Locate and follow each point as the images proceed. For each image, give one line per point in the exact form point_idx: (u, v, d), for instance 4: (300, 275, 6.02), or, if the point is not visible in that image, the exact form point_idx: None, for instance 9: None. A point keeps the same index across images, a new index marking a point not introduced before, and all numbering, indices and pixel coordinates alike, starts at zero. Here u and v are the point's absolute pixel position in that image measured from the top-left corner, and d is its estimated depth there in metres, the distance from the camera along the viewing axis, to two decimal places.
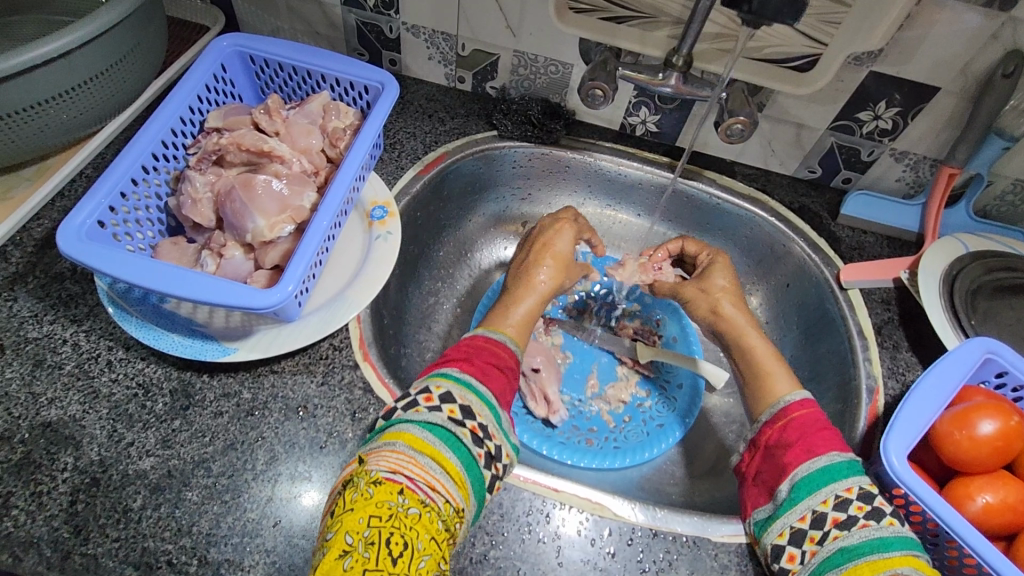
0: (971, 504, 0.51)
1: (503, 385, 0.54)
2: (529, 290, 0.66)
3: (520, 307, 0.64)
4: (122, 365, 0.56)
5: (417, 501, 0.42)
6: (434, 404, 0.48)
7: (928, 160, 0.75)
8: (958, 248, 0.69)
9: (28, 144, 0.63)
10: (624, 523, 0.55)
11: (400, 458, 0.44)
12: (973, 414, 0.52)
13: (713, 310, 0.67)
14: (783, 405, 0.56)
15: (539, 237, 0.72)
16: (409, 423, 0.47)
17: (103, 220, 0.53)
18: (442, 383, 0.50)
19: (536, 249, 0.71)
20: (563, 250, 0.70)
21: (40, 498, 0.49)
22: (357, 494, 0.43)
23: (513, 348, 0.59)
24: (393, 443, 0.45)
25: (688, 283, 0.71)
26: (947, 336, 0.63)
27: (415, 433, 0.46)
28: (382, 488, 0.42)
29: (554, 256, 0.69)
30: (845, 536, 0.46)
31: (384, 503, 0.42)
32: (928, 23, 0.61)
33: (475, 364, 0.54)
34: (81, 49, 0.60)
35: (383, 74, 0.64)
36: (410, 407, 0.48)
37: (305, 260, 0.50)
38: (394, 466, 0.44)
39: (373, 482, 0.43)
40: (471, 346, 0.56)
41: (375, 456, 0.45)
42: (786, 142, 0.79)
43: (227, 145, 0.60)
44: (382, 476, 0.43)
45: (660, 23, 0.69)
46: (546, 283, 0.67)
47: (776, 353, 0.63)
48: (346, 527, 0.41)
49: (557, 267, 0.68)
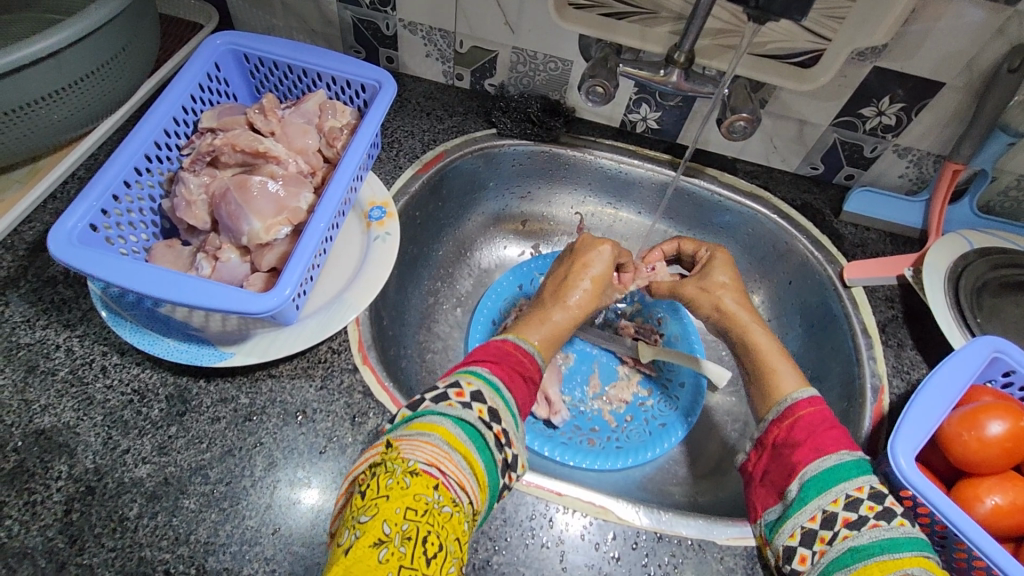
0: (979, 505, 0.51)
1: (525, 397, 0.54)
2: (560, 306, 0.64)
3: (550, 320, 0.63)
4: (117, 371, 0.55)
5: (450, 499, 0.41)
6: (466, 400, 0.48)
7: (932, 156, 0.74)
8: (963, 244, 0.69)
9: (19, 145, 0.62)
10: (629, 527, 0.54)
11: (436, 452, 0.43)
12: (981, 415, 0.51)
13: (715, 308, 0.66)
14: (790, 404, 0.55)
15: (579, 254, 0.69)
16: (442, 416, 0.46)
17: (95, 223, 0.52)
18: (472, 381, 0.50)
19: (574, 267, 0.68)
20: (601, 272, 0.67)
21: (34, 507, 0.48)
22: (391, 480, 0.40)
23: (540, 361, 0.58)
24: (428, 435, 0.44)
25: (688, 283, 0.69)
26: (952, 335, 0.62)
27: (449, 429, 0.45)
28: (419, 479, 0.40)
29: (593, 277, 0.66)
30: (856, 536, 0.46)
31: (421, 496, 0.39)
32: (932, 17, 0.61)
33: (504, 368, 0.53)
34: (71, 48, 0.59)
35: (380, 72, 0.63)
36: (441, 399, 0.48)
37: (302, 263, 0.49)
38: (431, 459, 0.42)
39: (410, 471, 0.41)
40: (500, 350, 0.56)
41: (409, 445, 0.43)
42: (788, 138, 0.78)
43: (221, 146, 0.59)
44: (419, 466, 0.41)
45: (661, 18, 0.68)
46: (579, 302, 0.65)
47: (782, 350, 0.62)
48: (382, 514, 0.38)
49: (594, 289, 0.66)
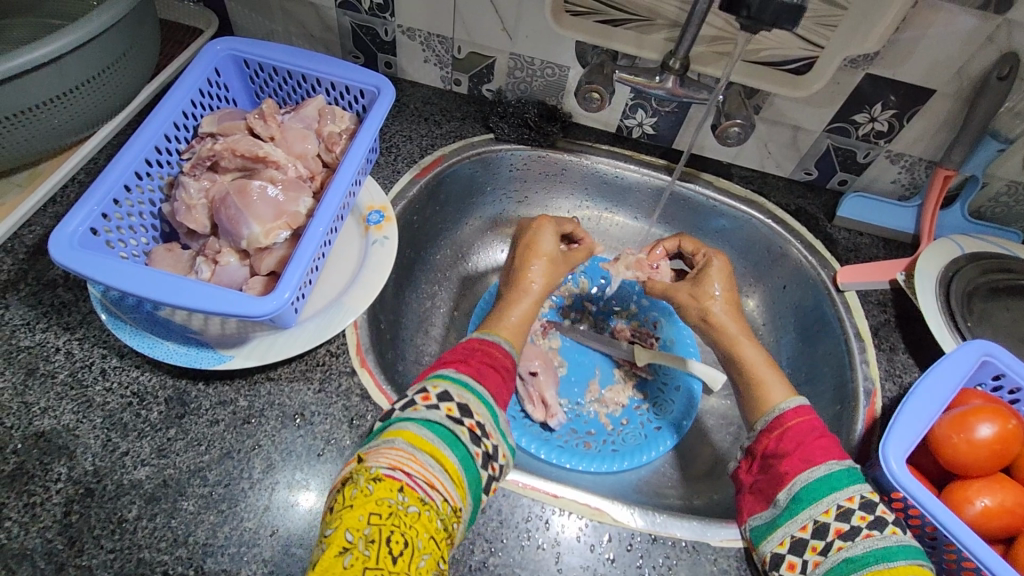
0: (970, 507, 0.51)
1: (500, 387, 0.54)
2: (522, 292, 0.66)
3: (514, 311, 0.64)
4: (116, 373, 0.56)
5: (417, 499, 0.41)
6: (432, 402, 0.48)
7: (923, 162, 0.75)
8: (954, 249, 0.69)
9: (20, 149, 0.62)
10: (624, 529, 0.54)
11: (401, 455, 0.43)
12: (971, 418, 0.52)
13: (703, 318, 0.67)
14: (777, 414, 0.56)
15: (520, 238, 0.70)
16: (408, 421, 0.46)
17: (96, 227, 0.53)
18: (439, 382, 0.50)
19: (522, 250, 0.69)
20: (549, 248, 0.68)
21: (34, 509, 0.49)
22: (356, 490, 0.41)
23: (507, 347, 0.58)
24: (392, 441, 0.44)
25: (680, 288, 0.70)
26: (943, 339, 0.63)
27: (414, 431, 0.45)
28: (382, 485, 0.41)
29: (543, 255, 0.68)
30: (850, 547, 0.46)
31: (385, 500, 0.40)
32: (924, 25, 0.61)
33: (471, 364, 0.53)
34: (72, 53, 0.60)
35: (379, 78, 0.63)
36: (408, 406, 0.48)
37: (302, 267, 0.50)
38: (394, 463, 0.42)
39: (372, 478, 0.41)
40: (466, 348, 0.56)
41: (374, 454, 0.43)
42: (782, 144, 0.79)
43: (221, 151, 0.60)
44: (382, 472, 0.42)
45: (656, 25, 0.69)
46: (538, 283, 0.67)
47: (769, 359, 0.63)
48: (345, 523, 0.39)
49: (548, 266, 0.67)
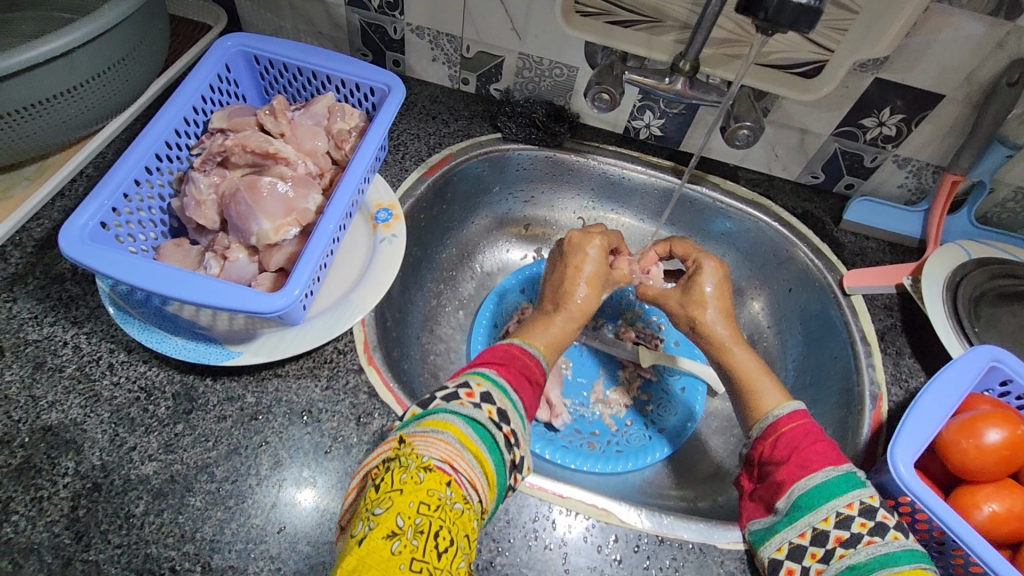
0: (977, 512, 0.52)
1: (531, 400, 0.53)
2: (564, 309, 0.64)
3: (556, 327, 0.63)
4: (124, 368, 0.56)
5: (461, 496, 0.41)
6: (476, 400, 0.47)
7: (931, 167, 0.76)
8: (961, 255, 0.70)
9: (28, 143, 0.62)
10: (631, 530, 0.54)
11: (450, 449, 0.42)
12: (979, 423, 0.52)
13: (692, 325, 0.67)
14: (771, 421, 0.56)
15: (569, 256, 0.67)
16: (454, 415, 0.45)
17: (105, 221, 0.53)
18: (482, 382, 0.49)
19: (567, 270, 0.66)
20: (593, 267, 0.66)
21: (41, 503, 0.49)
22: (405, 475, 0.40)
23: (545, 364, 0.58)
24: (442, 432, 0.43)
25: (671, 296, 0.70)
26: (950, 343, 0.63)
27: (462, 428, 0.44)
28: (433, 475, 0.40)
29: (588, 278, 0.65)
30: (852, 554, 0.46)
31: (434, 492, 0.39)
32: (933, 30, 0.62)
33: (511, 371, 0.53)
34: (83, 48, 0.60)
35: (389, 75, 0.63)
36: (452, 398, 0.47)
37: (312, 264, 0.50)
38: (444, 457, 0.42)
39: (424, 467, 0.41)
40: (506, 353, 0.55)
41: (423, 441, 0.43)
42: (790, 147, 0.79)
43: (232, 146, 0.60)
44: (433, 462, 0.41)
45: (666, 27, 0.69)
46: (583, 303, 0.64)
47: (763, 366, 0.62)
48: (396, 507, 0.38)
49: (596, 288, 0.65)
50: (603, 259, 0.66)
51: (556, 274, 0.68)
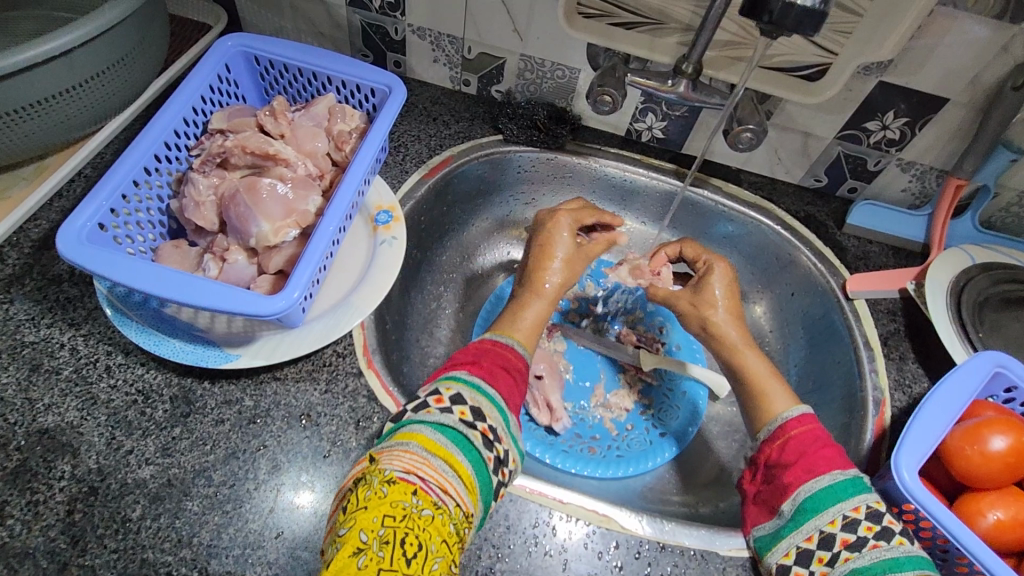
0: (982, 520, 0.51)
1: (511, 389, 0.53)
2: (536, 293, 0.65)
3: (529, 310, 0.63)
4: (121, 370, 0.55)
5: (431, 503, 0.40)
6: (445, 406, 0.47)
7: (934, 171, 0.75)
8: (965, 259, 0.69)
9: (26, 143, 0.62)
10: (632, 536, 0.54)
11: (414, 459, 0.42)
12: (984, 430, 0.51)
13: (703, 327, 0.67)
14: (780, 423, 0.55)
15: (539, 234, 0.70)
16: (421, 423, 0.45)
17: (103, 222, 0.52)
18: (451, 386, 0.49)
19: (537, 252, 0.68)
20: (565, 251, 0.68)
21: (36, 507, 0.48)
22: (369, 492, 0.40)
23: (522, 351, 0.58)
24: (407, 443, 0.43)
25: (682, 295, 0.69)
26: (954, 349, 0.63)
27: (428, 434, 0.44)
28: (396, 488, 0.40)
29: (561, 258, 0.67)
30: (857, 558, 0.45)
31: (398, 503, 0.39)
32: (938, 34, 0.61)
33: (483, 366, 0.52)
34: (82, 48, 0.59)
35: (390, 77, 0.63)
36: (421, 408, 0.47)
37: (311, 266, 0.49)
38: (409, 467, 0.41)
39: (387, 480, 0.40)
40: (478, 349, 0.55)
41: (388, 455, 0.42)
42: (793, 150, 0.79)
43: (231, 147, 0.59)
44: (396, 474, 0.41)
45: (669, 29, 0.69)
46: (553, 285, 0.66)
47: (772, 370, 0.62)
48: (360, 524, 0.38)
49: (568, 267, 0.67)
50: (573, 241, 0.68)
51: (528, 258, 0.70)
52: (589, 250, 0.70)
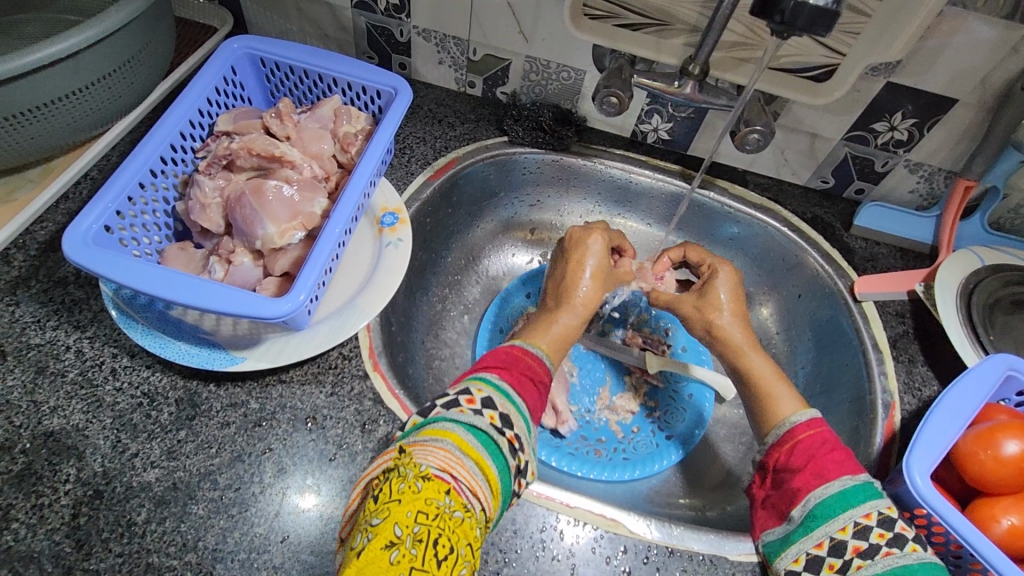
0: (995, 526, 0.50)
1: (536, 402, 0.52)
2: (568, 306, 0.63)
3: (558, 324, 0.62)
4: (127, 373, 0.55)
5: (461, 505, 0.39)
6: (477, 407, 0.46)
7: (943, 172, 0.75)
8: (974, 261, 0.68)
9: (32, 145, 0.62)
10: (640, 541, 0.53)
11: (448, 457, 0.41)
12: (997, 434, 0.51)
13: (708, 330, 0.66)
14: (789, 427, 0.54)
15: (572, 252, 0.67)
16: (454, 423, 0.44)
17: (109, 225, 0.52)
18: (483, 388, 0.48)
19: (569, 267, 0.66)
20: (597, 264, 0.66)
21: (41, 510, 0.48)
22: (403, 485, 0.39)
23: (549, 363, 0.57)
24: (441, 440, 0.42)
25: (687, 299, 0.68)
26: (965, 352, 0.62)
27: (462, 435, 0.43)
28: (431, 484, 0.39)
29: (591, 274, 0.65)
30: (868, 565, 0.44)
31: (432, 501, 0.38)
32: (947, 34, 0.61)
33: (513, 374, 0.52)
34: (88, 50, 0.59)
35: (395, 78, 0.63)
36: (453, 405, 0.46)
37: (318, 268, 0.49)
38: (443, 465, 0.41)
39: (422, 476, 0.39)
40: (509, 355, 0.54)
41: (423, 451, 0.42)
42: (799, 151, 0.78)
43: (237, 149, 0.59)
44: (431, 471, 0.40)
45: (675, 30, 0.68)
46: (585, 299, 0.64)
47: (779, 372, 0.61)
48: (394, 517, 0.37)
49: (600, 283, 0.65)
50: (605, 253, 0.66)
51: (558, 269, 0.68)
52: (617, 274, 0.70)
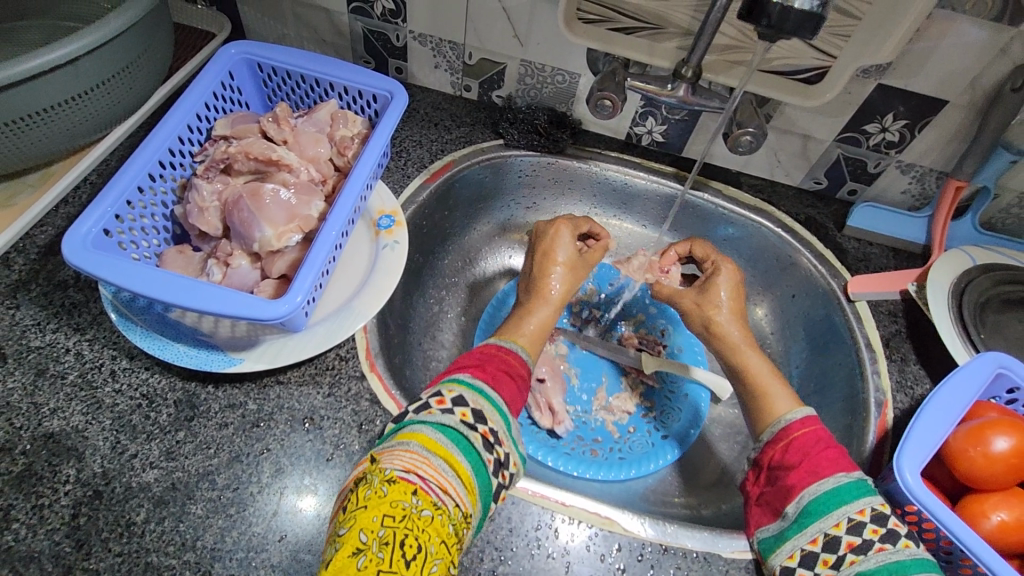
0: (986, 521, 0.51)
1: (514, 395, 0.53)
2: (542, 301, 0.66)
3: (533, 317, 0.64)
4: (126, 375, 0.56)
5: (430, 503, 0.40)
6: (447, 406, 0.47)
7: (934, 173, 0.75)
8: (966, 261, 0.69)
9: (32, 150, 0.63)
10: (634, 539, 0.54)
11: (414, 458, 0.42)
12: (987, 431, 0.51)
13: (706, 326, 0.67)
14: (783, 425, 0.55)
15: (538, 244, 0.70)
16: (423, 424, 0.45)
17: (108, 228, 0.53)
18: (454, 388, 0.49)
19: (538, 259, 0.69)
20: (567, 255, 0.68)
21: (41, 511, 0.48)
22: (370, 491, 0.40)
23: (525, 356, 0.58)
24: (407, 443, 0.43)
25: (687, 295, 0.69)
26: (956, 350, 0.63)
27: (430, 434, 0.44)
28: (396, 487, 0.40)
29: (561, 263, 0.68)
30: (862, 561, 0.45)
31: (398, 503, 0.39)
32: (937, 36, 0.61)
33: (487, 370, 0.52)
34: (88, 56, 0.60)
35: (391, 82, 0.63)
36: (423, 408, 0.47)
37: (314, 270, 0.50)
38: (409, 467, 0.42)
39: (387, 480, 0.40)
40: (484, 354, 0.55)
41: (389, 455, 0.43)
42: (793, 153, 0.79)
43: (235, 154, 0.60)
44: (396, 474, 0.41)
45: (669, 34, 0.69)
46: (558, 291, 0.66)
47: (774, 370, 0.62)
48: (361, 524, 0.39)
49: (569, 273, 0.68)
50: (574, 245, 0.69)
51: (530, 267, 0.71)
52: (587, 258, 0.72)
